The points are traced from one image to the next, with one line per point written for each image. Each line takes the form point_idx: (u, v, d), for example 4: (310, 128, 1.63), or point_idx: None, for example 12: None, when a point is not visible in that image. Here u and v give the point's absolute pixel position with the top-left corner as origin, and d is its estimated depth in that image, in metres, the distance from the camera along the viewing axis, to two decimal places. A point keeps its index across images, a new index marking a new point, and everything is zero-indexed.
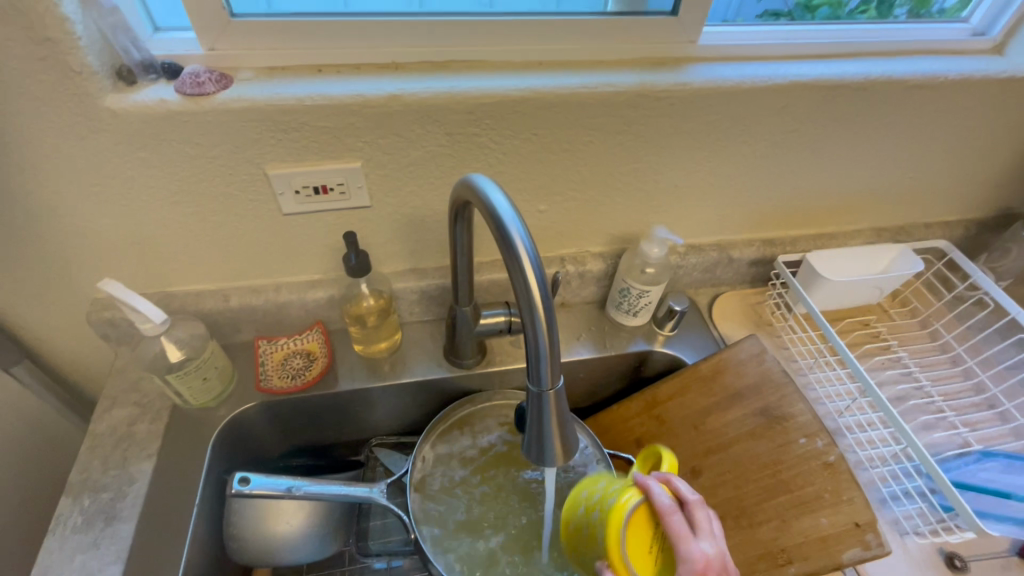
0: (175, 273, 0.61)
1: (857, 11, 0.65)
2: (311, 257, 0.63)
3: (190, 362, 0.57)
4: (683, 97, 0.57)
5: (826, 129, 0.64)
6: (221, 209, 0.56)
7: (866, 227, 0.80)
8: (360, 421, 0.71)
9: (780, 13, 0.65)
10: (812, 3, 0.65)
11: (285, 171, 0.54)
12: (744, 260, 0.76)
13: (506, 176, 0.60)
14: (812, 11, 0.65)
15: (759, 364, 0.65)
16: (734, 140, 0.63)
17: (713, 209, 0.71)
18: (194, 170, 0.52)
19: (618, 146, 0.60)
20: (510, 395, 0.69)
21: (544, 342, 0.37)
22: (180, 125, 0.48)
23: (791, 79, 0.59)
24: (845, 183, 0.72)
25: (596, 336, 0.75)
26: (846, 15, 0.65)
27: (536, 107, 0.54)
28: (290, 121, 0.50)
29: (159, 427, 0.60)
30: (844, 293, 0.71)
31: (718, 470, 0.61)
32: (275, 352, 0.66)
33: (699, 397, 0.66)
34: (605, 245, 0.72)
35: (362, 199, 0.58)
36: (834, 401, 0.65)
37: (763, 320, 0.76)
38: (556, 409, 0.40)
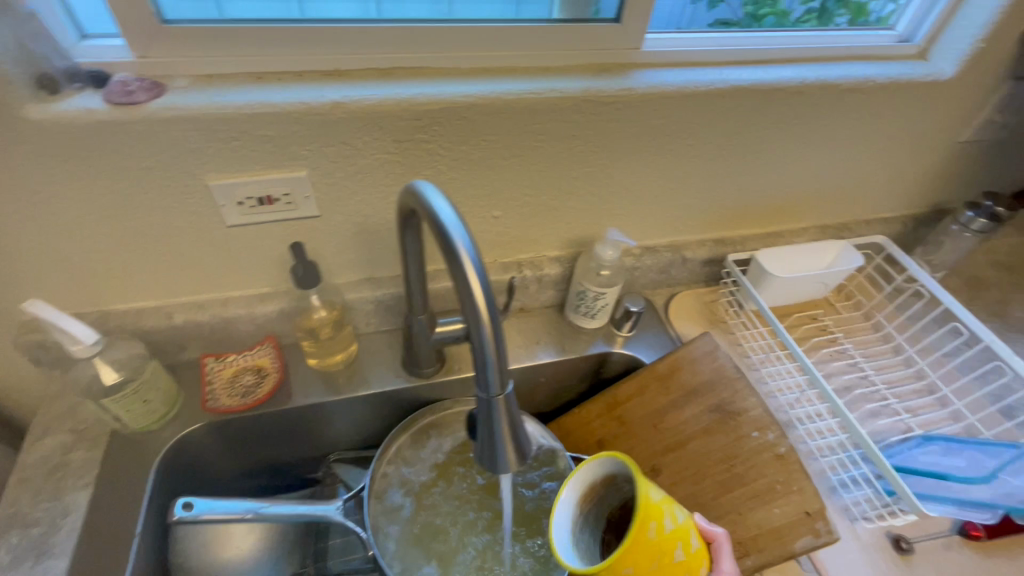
0: (112, 290, 0.58)
1: (800, 22, 0.71)
2: (259, 269, 0.61)
3: (128, 384, 0.54)
4: (628, 102, 0.58)
5: (767, 132, 0.66)
6: (159, 223, 0.53)
7: (811, 225, 0.83)
8: (317, 437, 0.69)
9: (730, 22, 0.69)
10: (758, 14, 0.69)
11: (225, 181, 0.52)
12: (697, 260, 0.78)
13: (458, 183, 0.60)
14: (758, 21, 0.69)
15: (713, 361, 0.66)
16: (680, 144, 0.64)
17: (665, 211, 0.72)
18: (127, 182, 0.50)
19: (568, 151, 0.61)
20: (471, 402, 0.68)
21: (490, 348, 0.37)
22: (110, 136, 0.46)
23: (732, 84, 0.61)
24: (789, 183, 0.75)
25: (556, 340, 0.75)
26: (790, 24, 0.70)
27: (484, 113, 0.54)
28: (229, 130, 0.48)
29: (98, 454, 0.57)
30: (792, 290, 0.74)
31: (676, 467, 0.62)
32: (224, 370, 0.64)
33: (657, 396, 0.67)
34: (561, 249, 0.72)
35: (309, 209, 0.57)
36: (785, 394, 0.67)
37: (718, 317, 0.78)
38: (507, 415, 0.40)
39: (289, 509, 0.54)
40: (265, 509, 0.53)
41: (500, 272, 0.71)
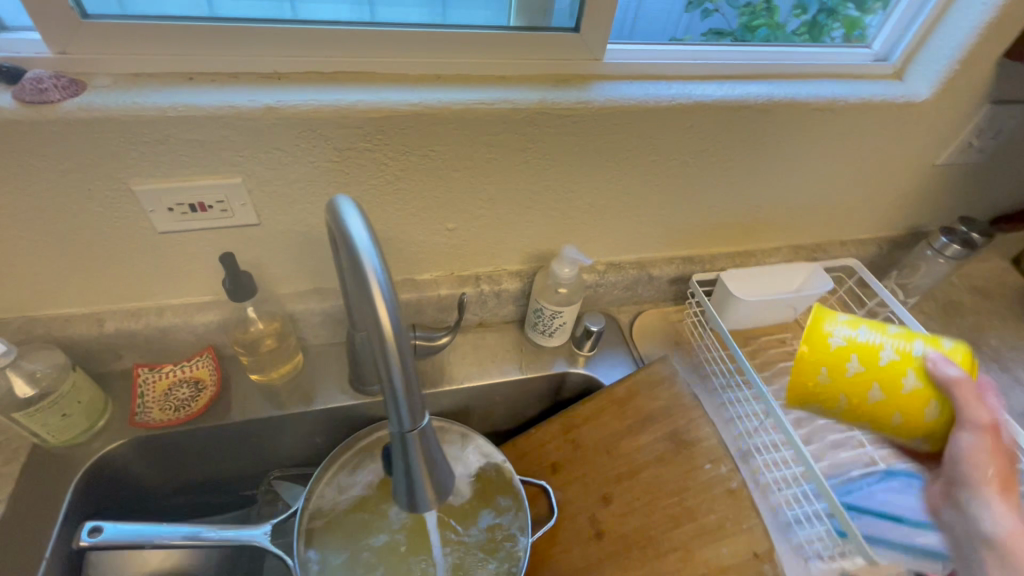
0: (36, 295, 0.55)
1: (795, 35, 0.69)
2: (195, 278, 0.58)
3: (43, 399, 0.51)
4: (586, 115, 0.56)
5: (734, 149, 0.64)
6: (82, 227, 0.50)
7: (784, 246, 0.81)
8: (259, 453, 0.66)
9: (724, 32, 0.67)
10: (753, 24, 0.68)
11: (152, 186, 0.49)
12: (664, 278, 0.76)
13: (406, 193, 0.57)
14: (753, 32, 0.68)
15: (670, 389, 0.64)
16: (643, 159, 0.62)
17: (630, 228, 0.70)
18: (45, 184, 0.47)
19: (523, 164, 0.58)
20: None
21: (399, 381, 0.34)
22: (22, 135, 0.43)
23: (696, 99, 0.58)
24: (759, 202, 0.72)
25: (515, 357, 0.72)
26: (785, 37, 0.68)
27: (431, 122, 0.52)
28: (154, 134, 0.46)
29: (15, 468, 0.54)
30: (759, 313, 0.71)
31: (627, 496, 0.59)
32: (158, 382, 0.60)
33: (613, 420, 0.64)
34: (521, 264, 0.70)
35: (247, 216, 0.54)
36: (743, 423, 0.65)
37: (682, 339, 0.76)
38: (422, 449, 0.37)
39: (219, 534, 0.52)
40: (200, 534, 0.51)
41: (456, 286, 0.68)
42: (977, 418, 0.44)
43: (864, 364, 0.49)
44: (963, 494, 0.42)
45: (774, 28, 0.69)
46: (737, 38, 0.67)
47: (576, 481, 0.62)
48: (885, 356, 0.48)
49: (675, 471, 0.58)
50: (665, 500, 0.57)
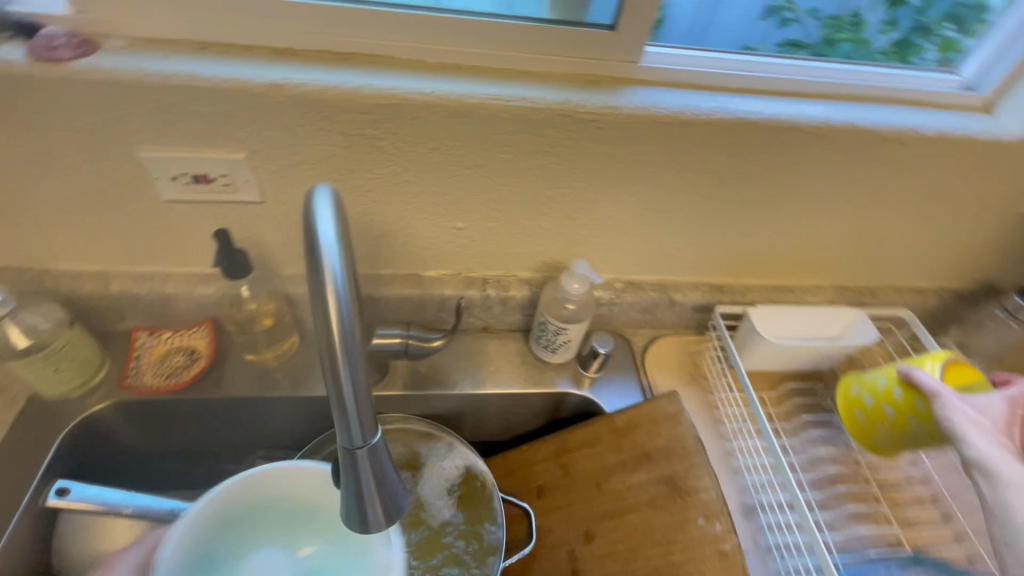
0: (48, 249, 0.56)
1: (883, 52, 0.64)
2: (199, 249, 0.58)
3: (40, 351, 0.52)
4: (612, 122, 0.51)
5: (779, 174, 0.58)
6: (90, 187, 0.51)
7: (828, 284, 0.73)
8: (247, 430, 0.65)
9: (802, 43, 0.63)
10: (835, 39, 0.63)
11: (156, 154, 0.48)
12: (687, 304, 0.70)
13: (414, 186, 0.55)
14: (833, 46, 0.63)
15: (673, 428, 0.59)
16: (674, 175, 0.56)
17: (654, 247, 0.65)
18: (54, 142, 0.47)
19: (540, 168, 0.54)
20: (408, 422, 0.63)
21: (348, 393, 0.31)
22: (32, 92, 0.43)
23: (739, 115, 0.52)
24: (803, 235, 0.65)
25: (515, 367, 0.69)
26: (872, 52, 0.63)
27: (442, 115, 0.49)
28: (159, 101, 0.45)
29: (10, 413, 0.55)
30: (787, 356, 0.64)
31: (610, 537, 0.55)
32: (156, 347, 0.61)
33: (607, 451, 0.59)
34: (532, 272, 0.66)
35: (250, 193, 0.53)
36: (751, 475, 0.60)
37: (699, 373, 0.70)
38: (372, 469, 0.34)
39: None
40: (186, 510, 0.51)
41: (461, 287, 0.65)
42: (937, 392, 0.47)
43: (893, 407, 0.52)
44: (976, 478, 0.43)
45: (859, 43, 0.64)
46: (815, 51, 0.62)
47: (559, 511, 0.58)
48: (895, 395, 0.51)
49: (665, 519, 0.54)
50: (650, 549, 0.53)
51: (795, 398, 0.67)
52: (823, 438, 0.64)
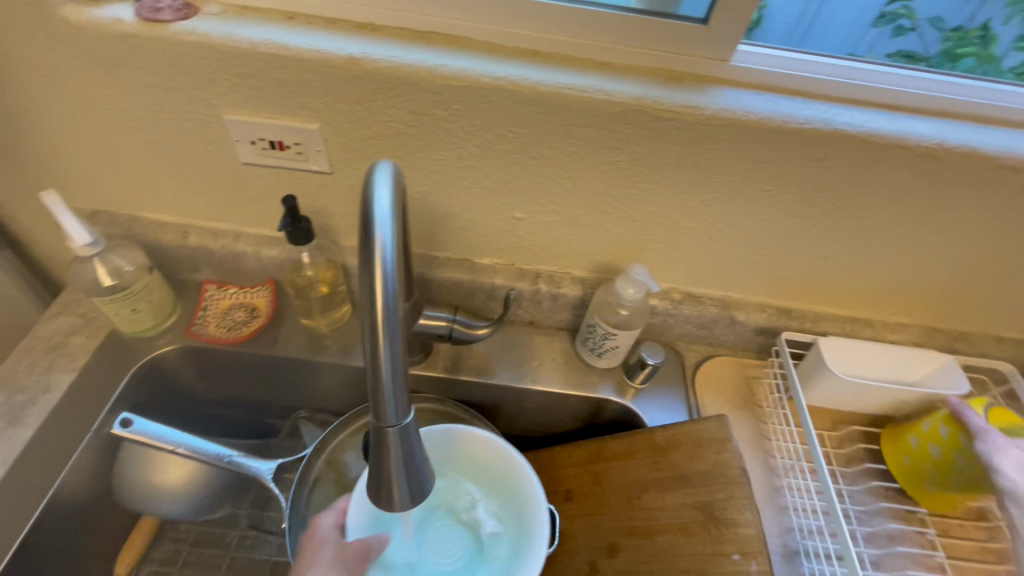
0: (140, 198, 0.61)
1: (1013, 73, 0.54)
2: (269, 212, 0.61)
3: (121, 291, 0.57)
4: (691, 122, 0.48)
5: (875, 196, 0.52)
6: (180, 144, 0.54)
7: (915, 324, 0.66)
8: (294, 390, 0.68)
9: (916, 56, 0.55)
10: (955, 55, 0.55)
11: (239, 117, 0.51)
12: (749, 325, 0.65)
13: (477, 172, 0.54)
14: (953, 62, 0.54)
15: (717, 452, 0.54)
16: (753, 186, 0.52)
17: (720, 260, 0.61)
18: (153, 99, 0.50)
19: (607, 165, 0.52)
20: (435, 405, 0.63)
21: (384, 368, 0.31)
22: (137, 50, 0.47)
23: (835, 127, 0.48)
24: (893, 265, 0.59)
25: (558, 366, 0.67)
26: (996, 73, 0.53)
27: (513, 101, 0.47)
28: (245, 67, 0.47)
29: (92, 344, 0.61)
30: (856, 396, 0.59)
31: (634, 555, 0.53)
32: (221, 300, 0.65)
33: (643, 467, 0.57)
34: (587, 271, 0.64)
35: (320, 163, 0.54)
36: (798, 517, 0.55)
37: (753, 399, 0.65)
38: (401, 448, 0.34)
39: (243, 464, 0.55)
40: (229, 458, 0.55)
41: (512, 278, 0.64)
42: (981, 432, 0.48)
43: (938, 445, 0.53)
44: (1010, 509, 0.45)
45: (985, 61, 0.55)
46: (930, 65, 0.54)
47: (585, 518, 0.58)
48: (940, 434, 0.53)
49: (696, 548, 0.50)
50: None
51: (857, 444, 0.62)
52: (886, 490, 0.58)
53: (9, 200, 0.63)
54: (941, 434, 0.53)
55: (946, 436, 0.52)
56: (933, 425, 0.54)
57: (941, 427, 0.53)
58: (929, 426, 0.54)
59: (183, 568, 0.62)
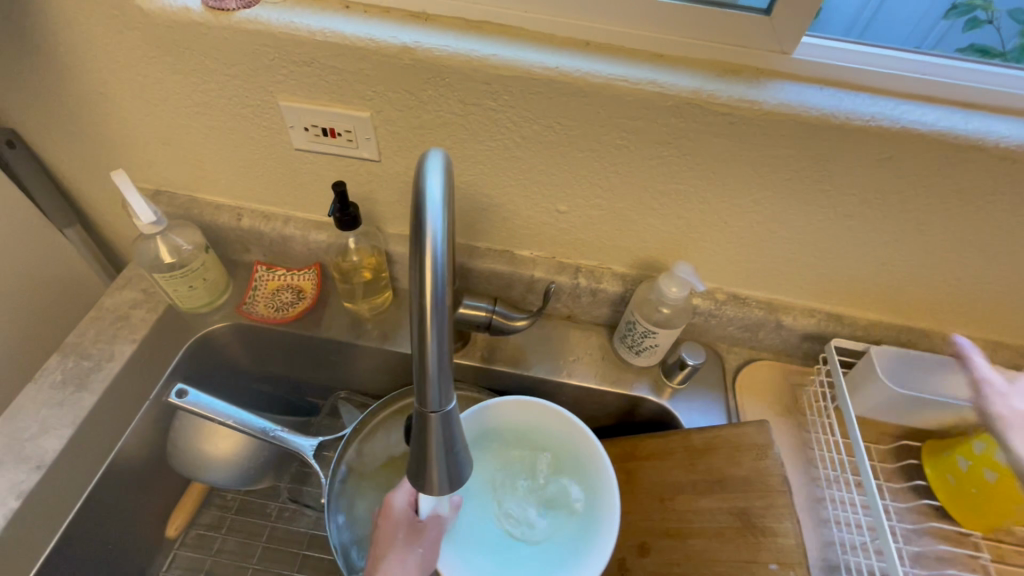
0: (199, 180, 0.64)
1: None
2: (318, 197, 0.62)
3: (180, 268, 0.59)
4: (748, 117, 0.46)
5: (944, 199, 0.49)
6: (238, 129, 0.56)
7: (979, 337, 0.62)
8: (335, 371, 0.70)
9: (991, 51, 0.50)
10: None
11: (294, 104, 0.52)
12: (796, 330, 0.63)
13: (523, 163, 0.54)
14: None
15: (756, 459, 0.53)
16: (809, 185, 0.50)
17: (769, 261, 0.59)
18: (215, 85, 0.52)
19: (657, 159, 0.51)
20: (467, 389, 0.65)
21: (430, 354, 0.31)
22: (202, 37, 0.48)
23: (904, 125, 0.45)
24: (958, 275, 0.56)
25: (595, 361, 0.67)
26: None
27: (562, 92, 0.47)
28: (303, 55, 0.48)
29: (152, 317, 0.64)
30: (910, 411, 0.56)
31: (665, 556, 0.52)
32: (270, 282, 0.67)
33: (678, 468, 0.56)
34: (628, 267, 0.63)
35: (369, 151, 0.55)
36: (840, 530, 0.53)
37: (795, 407, 0.63)
38: (442, 433, 0.34)
39: (286, 437, 0.57)
40: (273, 432, 0.57)
41: (552, 271, 0.64)
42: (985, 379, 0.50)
43: (993, 472, 0.50)
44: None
45: None
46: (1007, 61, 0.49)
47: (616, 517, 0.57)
48: (994, 458, 0.50)
49: (731, 554, 0.49)
50: None
51: (908, 458, 0.59)
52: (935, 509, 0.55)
53: (82, 178, 0.67)
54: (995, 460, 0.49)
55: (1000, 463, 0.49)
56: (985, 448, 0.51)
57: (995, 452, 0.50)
58: (982, 449, 0.51)
59: (228, 534, 0.65)
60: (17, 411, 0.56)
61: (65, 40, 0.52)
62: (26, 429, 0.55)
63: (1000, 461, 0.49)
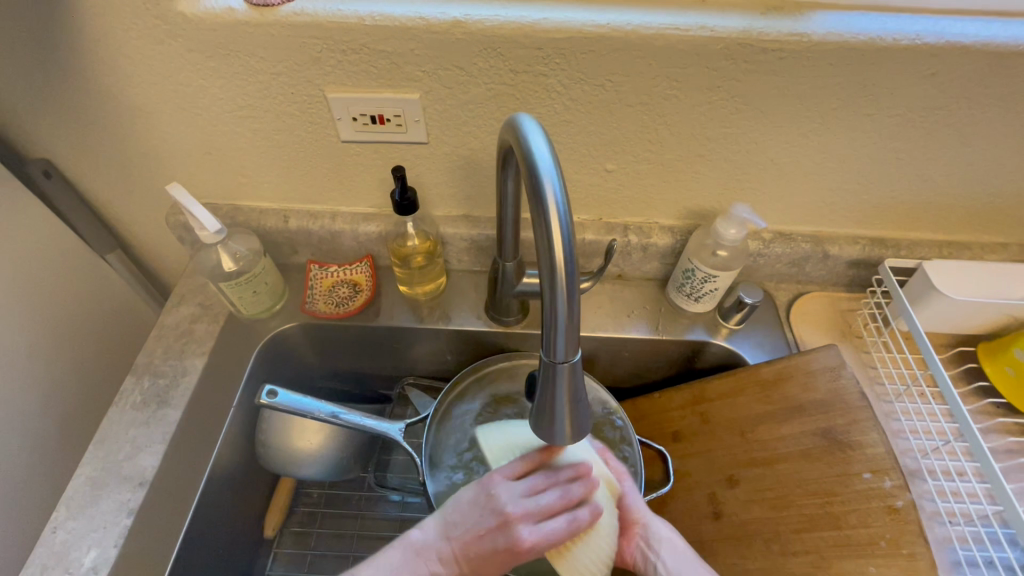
0: (242, 187, 0.64)
1: None
2: (365, 189, 0.63)
3: (243, 275, 0.60)
4: (796, 50, 0.47)
5: (986, 109, 0.51)
6: (284, 129, 0.56)
7: (1014, 242, 0.65)
8: (398, 359, 0.72)
9: None
10: None
11: (343, 95, 0.52)
12: (842, 258, 0.65)
13: (573, 127, 0.55)
14: None
15: (831, 381, 0.55)
16: (855, 112, 0.52)
17: (816, 193, 0.60)
18: (260, 85, 0.52)
19: (706, 105, 0.52)
20: (525, 357, 0.67)
21: (562, 310, 0.33)
22: (248, 37, 0.48)
23: (947, 39, 0.47)
24: (999, 182, 0.58)
25: (651, 315, 0.69)
26: None
27: (614, 48, 0.48)
28: (352, 42, 0.48)
29: (215, 329, 0.65)
30: (968, 317, 0.59)
31: (756, 484, 0.54)
32: (325, 279, 0.68)
33: (754, 402, 0.58)
34: (676, 219, 0.65)
35: (418, 134, 0.56)
36: (920, 438, 0.56)
37: (852, 331, 0.65)
38: (571, 384, 0.36)
39: (357, 420, 0.57)
40: (341, 415, 0.56)
41: (602, 232, 0.65)
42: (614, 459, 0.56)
43: None
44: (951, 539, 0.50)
45: None
46: None
47: (697, 456, 0.59)
48: None
49: (823, 471, 0.51)
50: (804, 499, 0.51)
51: (964, 364, 0.62)
52: (997, 407, 0.59)
53: (119, 201, 0.67)
54: None
55: None
56: None
57: None
58: None
59: (322, 529, 0.67)
60: (106, 435, 0.56)
61: (101, 58, 0.51)
62: (119, 451, 0.56)
63: None
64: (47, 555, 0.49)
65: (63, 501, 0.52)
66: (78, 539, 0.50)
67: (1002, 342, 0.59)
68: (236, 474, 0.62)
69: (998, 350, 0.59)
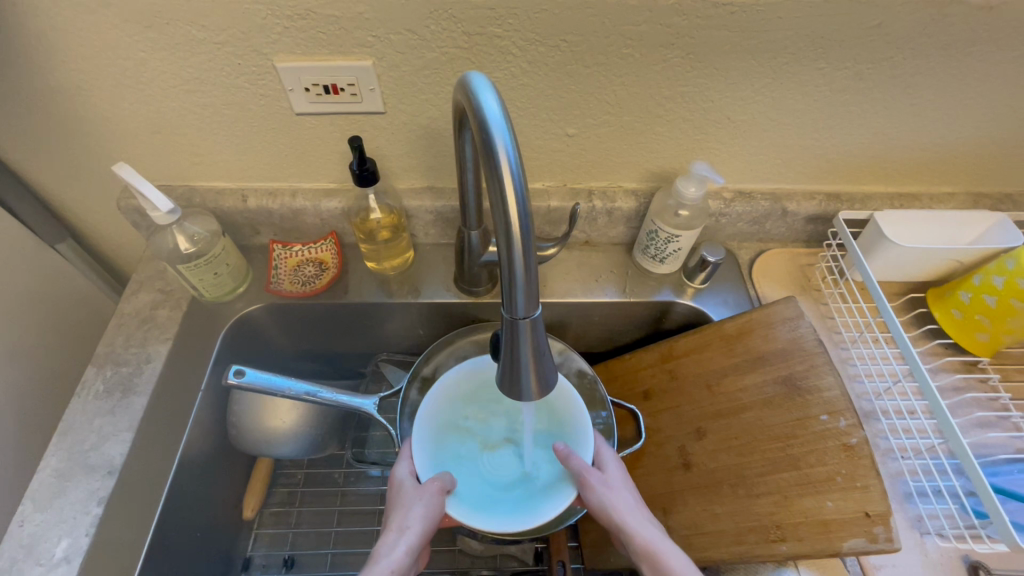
0: (196, 166, 0.62)
1: None
2: (325, 162, 0.61)
3: (202, 256, 0.59)
4: (747, 4, 0.47)
5: (932, 58, 0.52)
6: (234, 103, 0.55)
7: (959, 192, 0.68)
8: (371, 336, 0.72)
9: None
10: None
11: (293, 65, 0.51)
12: (801, 214, 0.67)
13: (531, 91, 0.54)
14: None
15: (791, 330, 0.57)
16: (807, 67, 0.53)
17: (771, 150, 0.62)
18: (203, 56, 0.50)
19: (661, 63, 0.52)
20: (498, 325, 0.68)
21: (518, 267, 0.32)
22: (186, 4, 0.46)
23: None
24: (945, 132, 0.60)
25: (619, 278, 0.70)
26: None
27: (567, 5, 0.47)
28: (297, 7, 0.47)
29: (178, 314, 0.64)
30: (919, 263, 0.62)
31: (722, 435, 0.56)
32: (289, 258, 0.66)
33: (718, 356, 0.60)
34: (639, 182, 0.65)
35: (374, 104, 0.55)
36: (874, 380, 0.59)
37: (811, 284, 0.68)
38: (532, 341, 0.35)
39: (333, 396, 0.56)
40: (318, 393, 0.55)
41: (566, 198, 0.66)
42: (405, 526, 0.45)
43: (994, 296, 0.56)
44: (905, 475, 0.53)
45: None
46: None
47: (667, 412, 0.61)
48: (993, 284, 0.56)
49: (784, 417, 0.53)
50: (766, 445, 0.52)
51: (914, 309, 0.65)
52: (945, 347, 0.62)
53: (62, 184, 0.64)
54: (995, 284, 0.56)
55: (1001, 287, 0.55)
56: (983, 279, 0.57)
57: (996, 276, 0.56)
58: (985, 275, 0.57)
59: (302, 507, 0.67)
60: (70, 426, 0.55)
61: (26, 29, 0.48)
62: (84, 442, 0.54)
63: (1002, 283, 0.55)
64: (16, 548, 0.48)
65: (28, 494, 0.51)
66: (47, 530, 0.49)
67: (945, 287, 0.62)
68: (207, 459, 0.61)
69: (944, 295, 0.62)
